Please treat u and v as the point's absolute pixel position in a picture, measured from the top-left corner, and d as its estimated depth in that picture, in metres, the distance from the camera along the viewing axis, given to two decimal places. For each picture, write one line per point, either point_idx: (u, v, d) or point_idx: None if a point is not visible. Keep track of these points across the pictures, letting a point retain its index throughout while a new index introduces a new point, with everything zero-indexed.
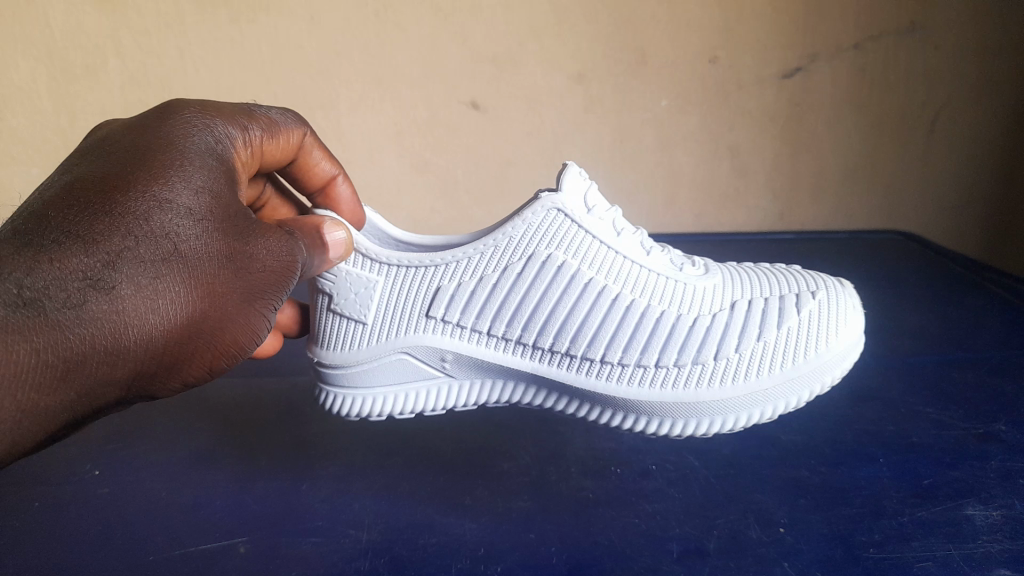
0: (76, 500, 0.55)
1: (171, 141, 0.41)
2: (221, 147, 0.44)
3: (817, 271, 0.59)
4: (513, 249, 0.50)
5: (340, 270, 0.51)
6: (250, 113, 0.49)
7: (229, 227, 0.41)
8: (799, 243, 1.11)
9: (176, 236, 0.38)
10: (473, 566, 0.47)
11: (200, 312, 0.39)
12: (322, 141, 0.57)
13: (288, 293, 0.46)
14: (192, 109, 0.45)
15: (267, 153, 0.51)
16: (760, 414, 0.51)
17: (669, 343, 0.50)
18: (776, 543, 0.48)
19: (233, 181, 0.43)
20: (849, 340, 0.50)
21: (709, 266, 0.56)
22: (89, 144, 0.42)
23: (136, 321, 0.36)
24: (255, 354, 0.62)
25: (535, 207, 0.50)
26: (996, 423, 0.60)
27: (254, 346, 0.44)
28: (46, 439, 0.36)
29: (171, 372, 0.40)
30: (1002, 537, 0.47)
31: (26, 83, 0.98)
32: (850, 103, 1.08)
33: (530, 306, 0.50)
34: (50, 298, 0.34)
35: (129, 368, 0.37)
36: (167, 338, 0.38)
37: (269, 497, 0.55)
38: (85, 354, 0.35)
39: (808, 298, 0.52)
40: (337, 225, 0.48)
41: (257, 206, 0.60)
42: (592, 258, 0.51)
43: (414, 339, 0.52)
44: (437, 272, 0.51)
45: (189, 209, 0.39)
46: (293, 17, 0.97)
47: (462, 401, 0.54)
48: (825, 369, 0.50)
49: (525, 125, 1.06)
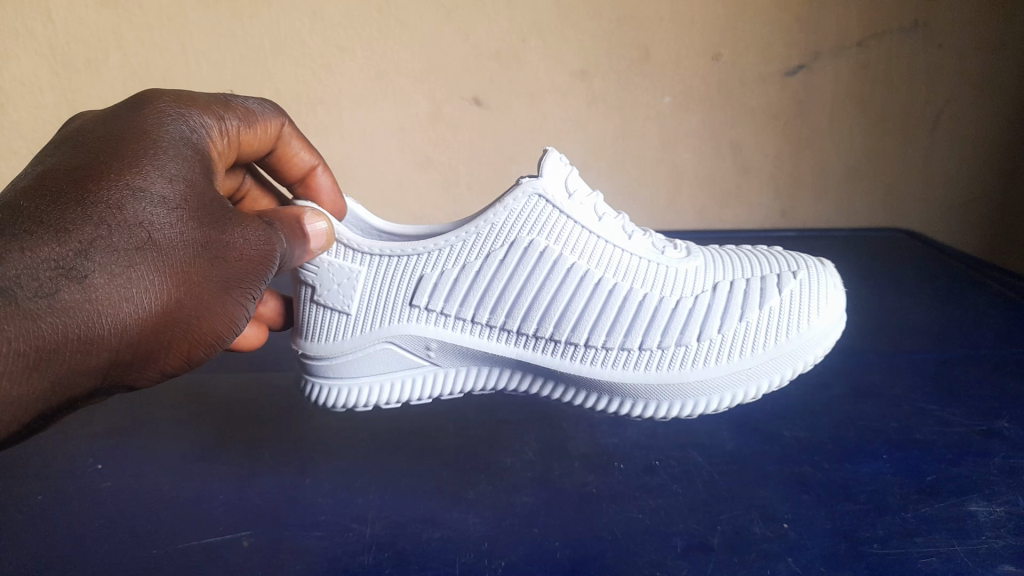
0: (78, 493, 0.55)
1: (143, 131, 0.41)
2: (196, 137, 0.44)
3: (798, 252, 0.58)
4: (496, 235, 0.50)
5: (322, 261, 0.51)
6: (226, 103, 0.48)
7: (203, 215, 0.40)
8: (801, 239, 1.11)
9: (150, 225, 0.38)
10: (477, 561, 0.47)
11: (175, 300, 0.39)
12: (301, 131, 0.56)
13: (266, 283, 0.45)
14: (165, 99, 0.44)
15: (244, 143, 0.50)
16: (743, 394, 0.51)
17: (652, 327, 0.50)
18: (780, 538, 0.48)
19: (209, 172, 0.43)
20: (829, 320, 0.50)
21: (692, 249, 0.56)
22: (61, 134, 0.42)
23: (111, 309, 0.36)
24: (237, 347, 0.60)
25: (516, 194, 0.50)
26: (999, 421, 0.61)
27: (231, 335, 0.44)
28: (20, 431, 0.35)
29: (146, 362, 0.39)
30: (1005, 533, 0.47)
31: (27, 76, 0.97)
32: (852, 99, 1.08)
33: (513, 292, 0.50)
34: (22, 287, 0.33)
35: (104, 356, 0.37)
36: (142, 326, 0.38)
37: (274, 491, 0.55)
38: (59, 343, 0.34)
39: (789, 277, 0.51)
40: (317, 216, 0.48)
41: (236, 198, 0.60)
42: (573, 242, 0.51)
43: (398, 329, 0.52)
44: (419, 261, 0.51)
45: (164, 198, 0.39)
46: (294, 11, 0.96)
47: (448, 389, 0.54)
48: (806, 348, 0.50)
49: (527, 120, 1.06)
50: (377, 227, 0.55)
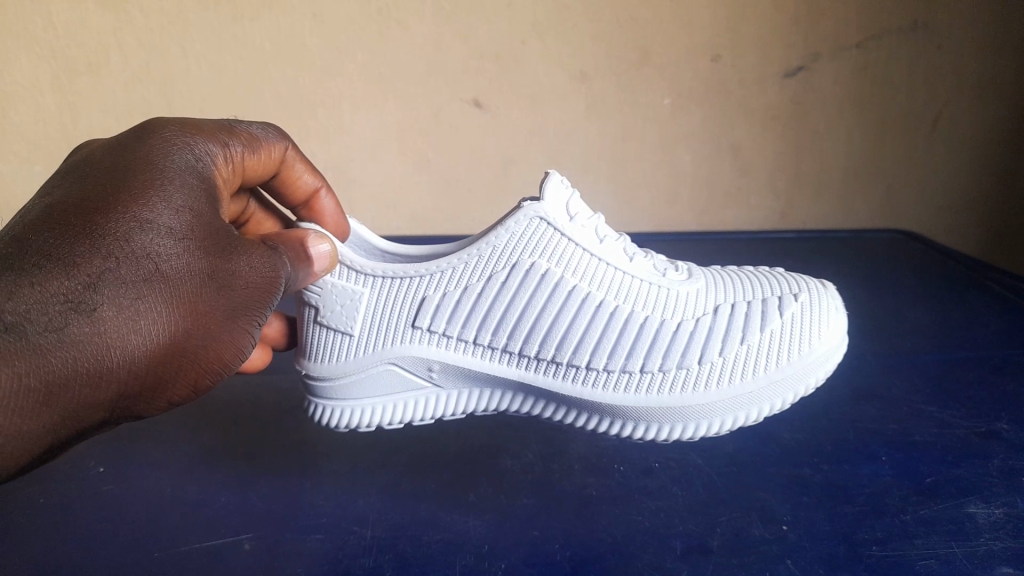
0: (83, 497, 0.55)
1: (150, 160, 0.40)
2: (202, 165, 0.43)
3: (799, 273, 0.58)
4: (497, 258, 0.50)
5: (326, 283, 0.51)
6: (230, 129, 0.48)
7: (210, 244, 0.40)
8: (801, 241, 1.11)
9: (157, 257, 0.37)
10: (478, 563, 0.48)
11: (183, 331, 0.38)
12: (304, 154, 0.56)
13: (272, 309, 0.44)
14: (172, 126, 0.44)
15: (249, 169, 0.49)
16: (745, 417, 0.51)
17: (653, 350, 0.50)
18: (778, 540, 0.49)
19: (215, 200, 0.42)
20: (831, 342, 0.51)
21: (692, 270, 0.56)
22: (71, 163, 0.42)
23: (119, 342, 0.36)
24: (242, 369, 0.59)
25: (518, 216, 0.50)
26: (998, 422, 0.61)
27: (239, 362, 0.43)
28: (30, 462, 0.35)
29: (155, 392, 0.39)
30: (1004, 535, 0.48)
31: (27, 80, 0.97)
32: (852, 101, 1.08)
33: (515, 314, 0.50)
34: (31, 322, 0.33)
35: (113, 388, 0.36)
36: (149, 358, 0.37)
37: (275, 494, 0.55)
38: (68, 377, 0.34)
39: (790, 300, 0.52)
40: (321, 239, 0.47)
41: (240, 221, 0.59)
42: (575, 265, 0.51)
43: (400, 350, 0.52)
44: (421, 283, 0.51)
45: (170, 228, 0.38)
46: (294, 15, 0.96)
47: (450, 411, 0.54)
48: (808, 372, 0.50)
49: (528, 122, 1.06)
50: (379, 248, 0.55)
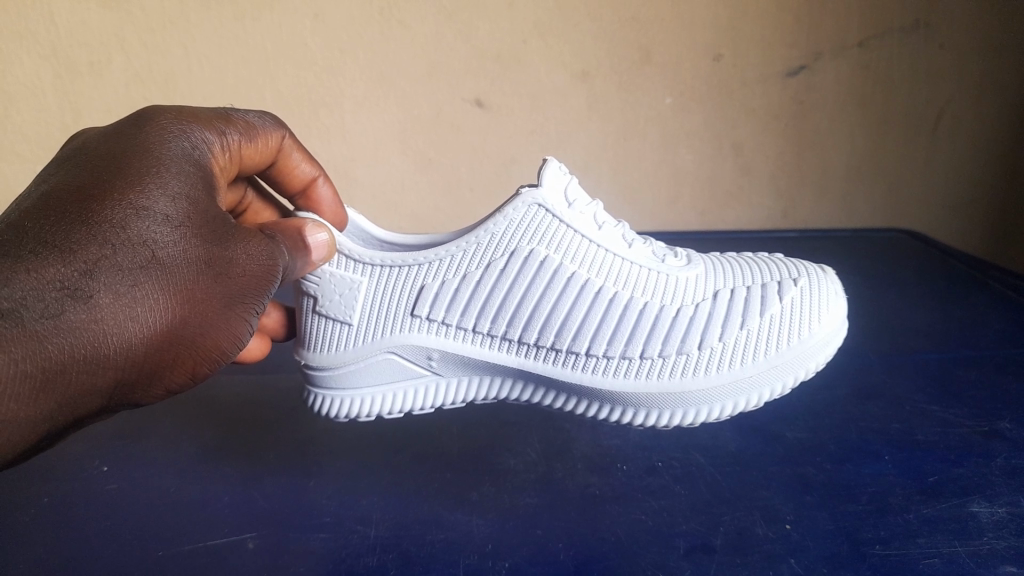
0: (84, 496, 0.55)
1: (146, 147, 0.40)
2: (198, 152, 0.43)
3: (799, 260, 0.58)
4: (496, 245, 0.50)
5: (324, 272, 0.50)
6: (227, 117, 0.48)
7: (206, 232, 0.40)
8: (803, 240, 1.11)
9: (153, 244, 0.37)
10: (480, 563, 0.47)
11: (179, 318, 0.38)
12: (302, 143, 0.56)
13: (270, 298, 0.44)
14: (168, 115, 0.44)
15: (246, 157, 0.49)
16: (745, 403, 0.51)
17: (653, 336, 0.50)
18: (782, 539, 0.49)
19: (211, 187, 0.42)
20: (831, 327, 0.50)
21: (692, 257, 0.56)
22: (67, 151, 0.41)
23: (116, 329, 0.35)
24: (240, 360, 0.59)
25: (516, 203, 0.50)
26: (1001, 422, 0.61)
27: (236, 350, 0.43)
28: (27, 449, 0.35)
29: (152, 379, 0.39)
30: (1007, 534, 0.48)
31: (30, 80, 0.97)
32: (853, 100, 1.08)
33: (514, 302, 0.50)
34: (28, 308, 0.32)
35: (110, 376, 0.36)
36: (147, 345, 0.37)
37: (277, 494, 0.55)
38: (65, 363, 0.34)
39: (790, 285, 0.52)
40: (318, 227, 0.47)
41: (238, 211, 0.59)
42: (574, 252, 0.51)
43: (399, 339, 0.52)
44: (420, 271, 0.51)
45: (167, 216, 0.38)
46: (296, 15, 0.97)
47: (450, 400, 0.54)
48: (808, 356, 0.50)
49: (529, 122, 1.06)
50: (378, 237, 0.55)
